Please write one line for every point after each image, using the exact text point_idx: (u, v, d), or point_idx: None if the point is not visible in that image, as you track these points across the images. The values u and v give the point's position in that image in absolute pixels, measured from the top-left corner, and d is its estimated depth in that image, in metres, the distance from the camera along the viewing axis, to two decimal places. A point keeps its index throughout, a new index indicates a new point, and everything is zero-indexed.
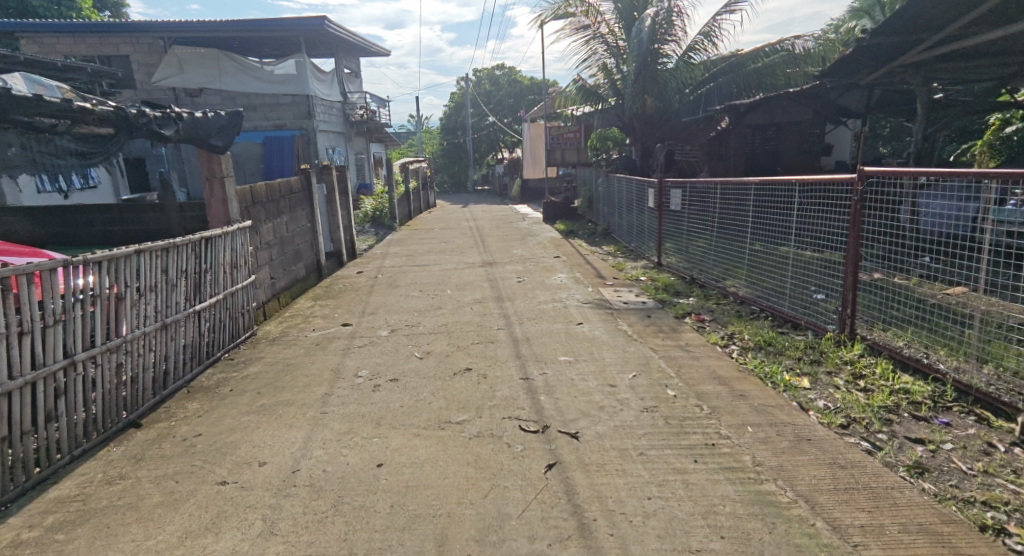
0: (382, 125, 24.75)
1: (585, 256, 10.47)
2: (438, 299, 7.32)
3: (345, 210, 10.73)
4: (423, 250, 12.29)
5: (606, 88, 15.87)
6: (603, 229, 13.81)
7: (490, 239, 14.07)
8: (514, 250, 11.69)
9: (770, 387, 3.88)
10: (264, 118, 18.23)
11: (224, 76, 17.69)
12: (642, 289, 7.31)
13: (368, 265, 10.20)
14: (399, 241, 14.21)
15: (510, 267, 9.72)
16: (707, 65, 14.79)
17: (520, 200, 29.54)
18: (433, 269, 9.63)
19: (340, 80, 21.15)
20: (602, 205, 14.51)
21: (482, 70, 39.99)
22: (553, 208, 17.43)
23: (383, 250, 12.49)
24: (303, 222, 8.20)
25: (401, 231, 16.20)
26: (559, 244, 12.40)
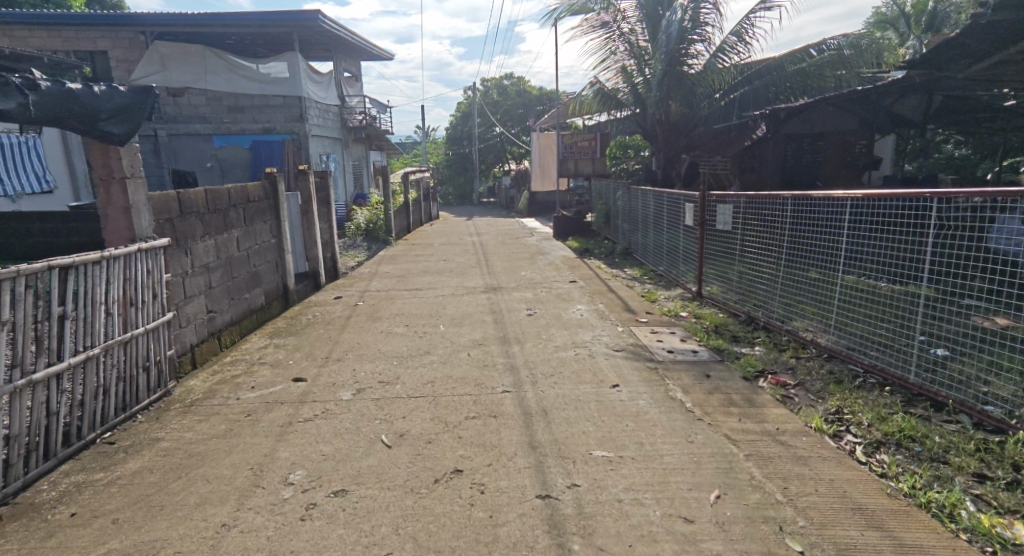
0: (383, 132, 23.33)
1: (606, 281, 8.91)
2: (427, 340, 5.78)
3: (326, 224, 9.16)
4: (419, 269, 10.77)
5: (626, 94, 14.34)
6: (622, 249, 12.27)
7: (496, 257, 12.61)
8: (523, 272, 10.16)
9: (971, 546, 2.34)
10: (252, 121, 16.39)
11: (209, 75, 15.91)
12: (687, 331, 5.71)
13: (350, 288, 8.66)
14: (395, 257, 12.72)
15: (519, 293, 8.19)
16: (741, 68, 13.28)
17: (527, 213, 28.06)
18: (427, 295, 8.11)
19: (337, 83, 19.69)
20: (621, 223, 12.95)
21: (490, 79, 38.64)
22: (564, 224, 15.98)
23: (374, 268, 10.97)
24: (265, 237, 6.65)
25: (398, 246, 14.72)
26: (574, 266, 10.86)
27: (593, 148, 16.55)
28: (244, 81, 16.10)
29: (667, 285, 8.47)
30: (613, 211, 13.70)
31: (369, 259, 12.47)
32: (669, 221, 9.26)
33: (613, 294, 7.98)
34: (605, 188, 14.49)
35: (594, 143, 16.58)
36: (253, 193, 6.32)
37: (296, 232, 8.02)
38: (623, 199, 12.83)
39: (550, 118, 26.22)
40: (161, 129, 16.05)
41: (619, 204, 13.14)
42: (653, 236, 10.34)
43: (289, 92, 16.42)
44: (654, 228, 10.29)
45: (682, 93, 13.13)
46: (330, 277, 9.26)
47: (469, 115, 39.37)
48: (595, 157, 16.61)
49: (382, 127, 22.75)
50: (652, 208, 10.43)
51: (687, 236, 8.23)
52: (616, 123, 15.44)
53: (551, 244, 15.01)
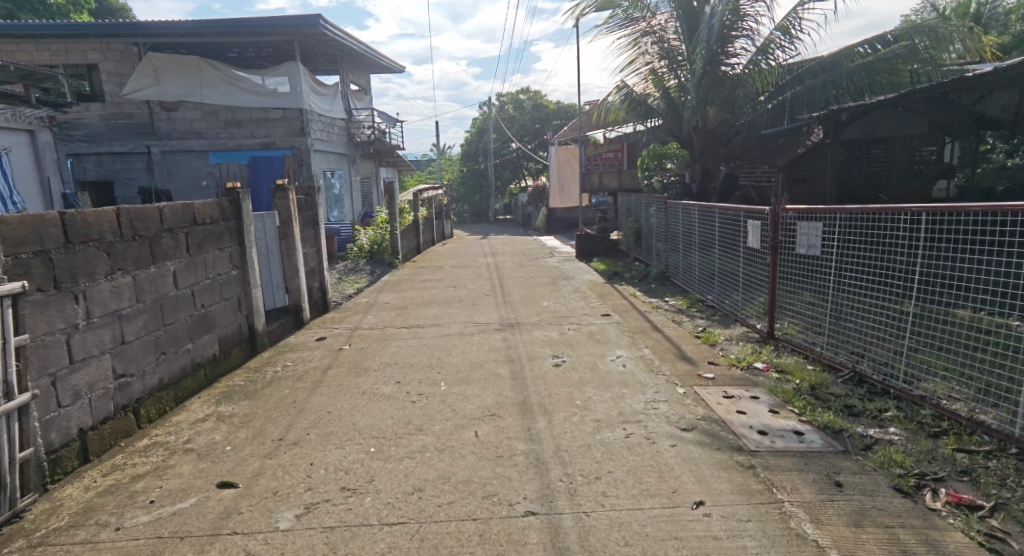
0: (394, 147, 22.15)
1: (646, 317, 7.41)
2: (423, 409, 4.32)
3: (313, 249, 7.77)
4: (426, 299, 9.35)
5: (658, 99, 13.11)
6: (658, 273, 10.76)
7: (516, 282, 11.18)
8: (546, 302, 8.70)
9: None
10: (250, 135, 15.16)
11: (205, 88, 14.50)
12: (780, 401, 4.14)
13: (340, 325, 7.29)
14: (401, 283, 11.35)
15: (541, 332, 6.76)
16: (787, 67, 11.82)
17: (545, 231, 26.67)
18: (430, 335, 6.71)
19: (343, 95, 18.49)
20: (656, 242, 11.44)
21: (507, 93, 37.48)
22: (588, 243, 14.71)
23: (374, 298, 9.58)
24: (221, 269, 5.22)
25: (406, 270, 13.37)
26: (604, 293, 9.38)
27: (620, 160, 15.20)
28: (243, 93, 14.71)
29: (724, 323, 6.91)
30: (645, 229, 12.19)
31: (373, 286, 11.10)
32: (721, 241, 7.76)
33: (660, 335, 6.46)
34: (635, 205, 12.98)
35: (621, 155, 15.16)
36: (202, 214, 4.94)
37: (268, 261, 6.58)
38: (657, 216, 11.34)
39: (569, 131, 24.86)
40: (155, 146, 14.85)
41: (652, 221, 11.64)
42: (698, 259, 8.81)
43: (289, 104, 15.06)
44: (699, 250, 8.76)
45: (723, 97, 11.88)
46: (318, 312, 7.85)
47: (485, 131, 38.24)
48: (623, 170, 15.21)
49: (392, 142, 21.57)
50: (696, 226, 8.90)
51: (751, 260, 6.74)
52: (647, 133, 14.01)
53: (574, 266, 13.55)
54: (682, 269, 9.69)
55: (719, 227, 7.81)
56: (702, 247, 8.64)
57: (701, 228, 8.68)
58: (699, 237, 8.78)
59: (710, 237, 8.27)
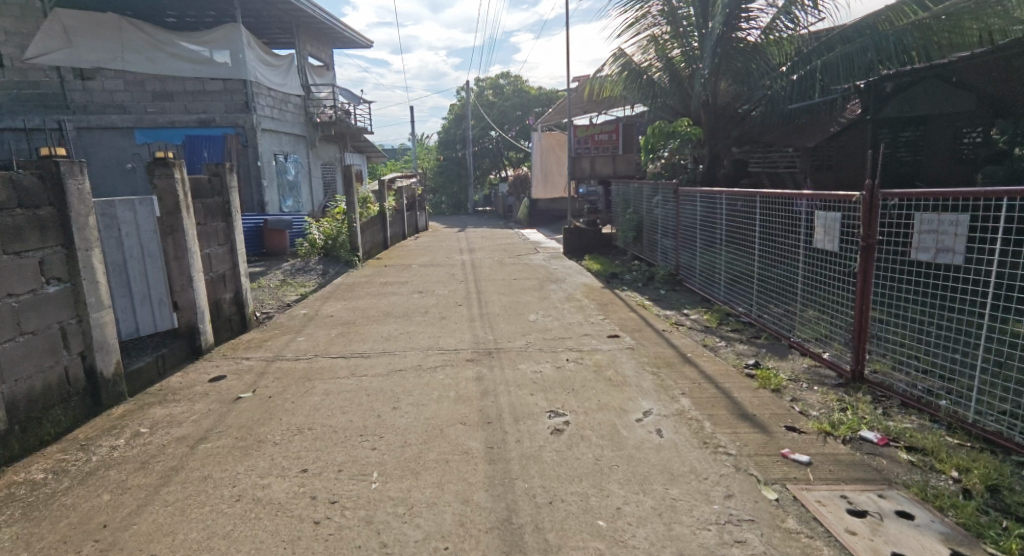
0: (359, 131, 20.18)
1: (668, 340, 5.58)
2: (328, 553, 2.43)
3: (220, 247, 5.78)
4: (382, 310, 7.42)
5: (668, 73, 11.23)
6: (667, 276, 8.92)
7: (496, 285, 9.31)
8: (533, 317, 6.83)
9: None
10: (185, 110, 13.23)
11: (128, 52, 12.53)
12: (958, 529, 2.47)
13: (257, 353, 5.38)
14: (358, 288, 9.39)
15: (528, 365, 4.92)
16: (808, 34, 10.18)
17: (526, 224, 24.86)
18: (375, 370, 4.83)
19: (300, 69, 16.62)
20: (664, 239, 9.57)
21: (486, 77, 35.40)
22: (577, 237, 13.07)
23: (316, 309, 7.62)
24: (27, 287, 3.31)
25: (367, 270, 11.44)
26: (605, 302, 7.56)
27: (615, 143, 13.12)
28: (175, 60, 12.80)
29: (780, 354, 5.06)
30: (648, 223, 10.30)
31: (322, 291, 9.13)
32: (768, 239, 5.88)
33: (697, 374, 4.62)
34: (635, 194, 11.11)
35: (616, 136, 13.05)
36: None
37: (140, 266, 4.67)
38: (666, 207, 9.44)
39: (552, 116, 23.00)
40: (68, 121, 12.66)
41: (659, 214, 9.73)
42: (727, 260, 6.95)
43: (231, 74, 13.21)
44: (729, 249, 6.90)
45: (735, 69, 10.36)
46: (228, 335, 5.85)
47: (463, 117, 36.15)
48: (617, 156, 13.14)
49: (356, 124, 19.55)
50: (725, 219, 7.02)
51: (817, 265, 4.94)
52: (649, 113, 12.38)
53: (563, 265, 11.72)
54: (703, 271, 7.82)
55: (767, 221, 5.93)
56: (735, 246, 6.77)
57: (733, 221, 6.81)
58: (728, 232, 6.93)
59: (748, 232, 6.41)
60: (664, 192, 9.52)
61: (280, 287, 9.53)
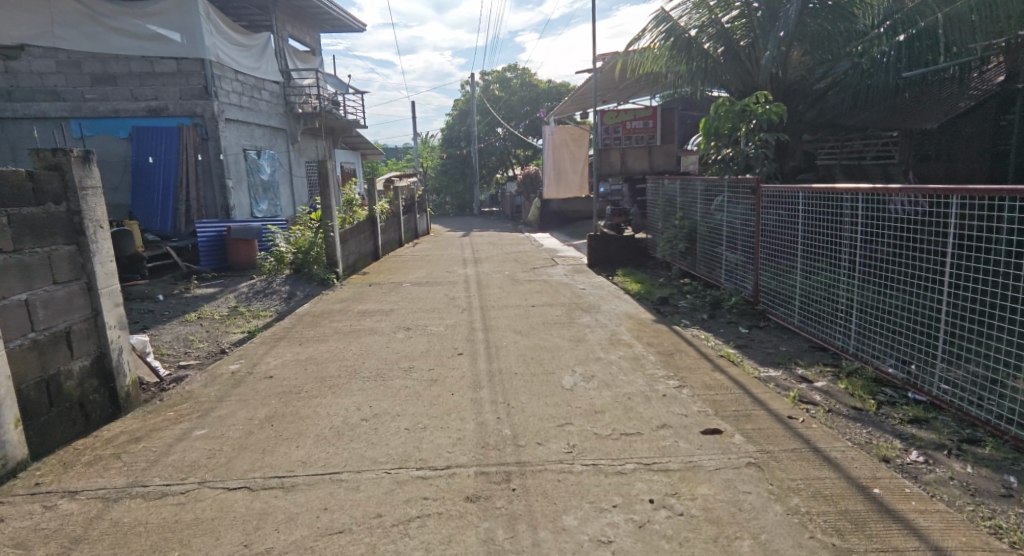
0: (351, 124, 18.04)
1: (810, 443, 3.27)
2: None
3: (58, 288, 3.53)
4: (348, 366, 5.17)
5: (724, 45, 8.97)
6: (742, 306, 6.59)
7: (510, 316, 7.06)
8: (570, 385, 4.57)
9: None
10: (131, 97, 11.03)
11: (57, 27, 10.40)
12: None
13: (105, 475, 3.12)
14: (329, 321, 7.16)
15: (579, 520, 2.66)
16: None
17: (537, 228, 22.59)
18: (293, 535, 2.58)
19: (278, 52, 14.62)
20: (733, 253, 7.25)
21: (493, 70, 33.22)
22: (604, 245, 11.14)
23: (256, 361, 5.38)
24: None
25: (347, 291, 9.22)
26: (668, 354, 5.27)
27: (652, 132, 10.89)
28: (117, 36, 10.77)
29: None
30: (710, 230, 7.98)
31: (280, 326, 6.91)
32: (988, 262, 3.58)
33: None
34: (687, 193, 8.79)
35: (655, 122, 10.79)
36: None
37: None
38: (739, 211, 7.10)
39: (566, 107, 20.70)
40: None
41: (726, 219, 7.40)
42: (858, 292, 4.64)
43: (186, 52, 11.13)
44: (865, 276, 4.59)
45: (814, 34, 8.05)
46: (68, 435, 3.53)
47: (468, 112, 33.83)
48: (655, 147, 10.95)
49: (345, 116, 17.39)
50: (858, 228, 4.70)
51: None
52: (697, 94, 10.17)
53: (590, 283, 9.46)
54: (801, 301, 5.50)
55: (972, 231, 3.65)
56: (888, 270, 4.47)
57: (879, 233, 4.50)
58: (869, 249, 4.63)
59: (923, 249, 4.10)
60: (734, 189, 7.17)
61: (226, 321, 7.30)
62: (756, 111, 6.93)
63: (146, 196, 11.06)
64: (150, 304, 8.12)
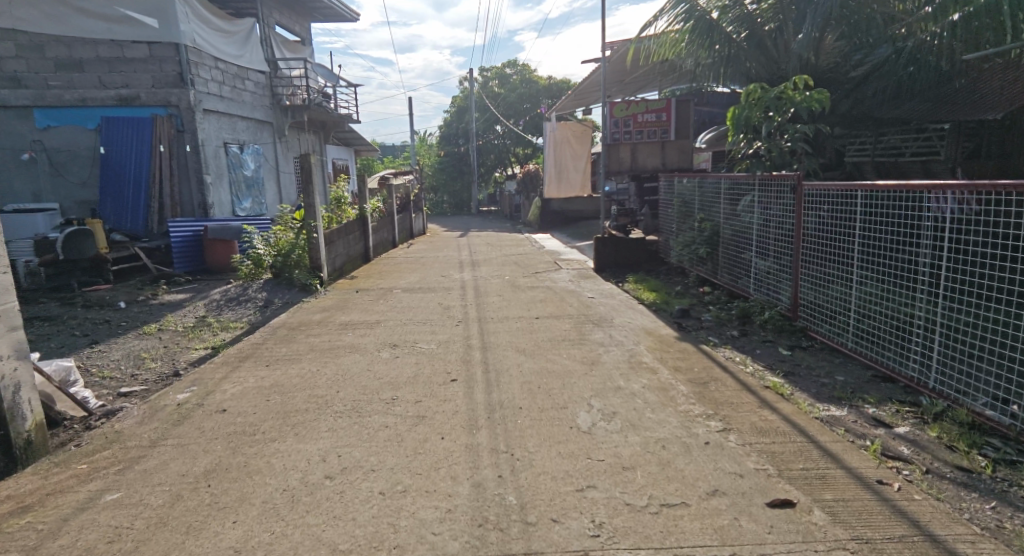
0: (343, 119, 17.19)
1: (921, 530, 2.46)
2: None
3: None
4: (320, 396, 4.31)
5: (747, 29, 8.17)
6: (779, 322, 5.74)
7: (512, 332, 6.20)
8: (588, 428, 3.72)
9: None
10: (99, 84, 10.14)
11: (17, 7, 9.54)
12: None
13: None
14: (305, 335, 6.28)
15: None
16: None
17: (538, 228, 21.75)
18: None
19: (264, 40, 13.77)
20: (765, 260, 6.42)
21: (492, 66, 32.34)
22: (612, 248, 10.31)
23: (210, 388, 4.50)
24: None
25: (332, 299, 8.37)
26: (701, 383, 4.44)
27: (664, 125, 10.07)
28: (84, 18, 9.89)
29: None
30: (735, 234, 7.14)
31: (248, 341, 6.02)
32: None
33: None
34: (707, 192, 7.95)
35: (668, 114, 9.97)
36: None
37: None
38: (773, 212, 6.26)
39: (568, 103, 19.87)
40: None
41: (756, 222, 6.57)
42: (951, 314, 3.79)
43: (159, 37, 10.26)
44: (964, 294, 3.73)
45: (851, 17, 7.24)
46: None
47: (467, 109, 32.95)
48: (667, 142, 10.12)
49: (336, 110, 16.53)
50: (956, 236, 3.82)
51: None
52: (715, 85, 9.35)
53: (598, 291, 8.63)
54: (857, 319, 4.69)
55: None
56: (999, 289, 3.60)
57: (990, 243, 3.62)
58: (970, 261, 3.77)
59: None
60: (766, 188, 6.33)
61: (189, 334, 6.41)
62: (795, 100, 6.12)
63: (117, 194, 10.20)
64: (108, 313, 7.25)
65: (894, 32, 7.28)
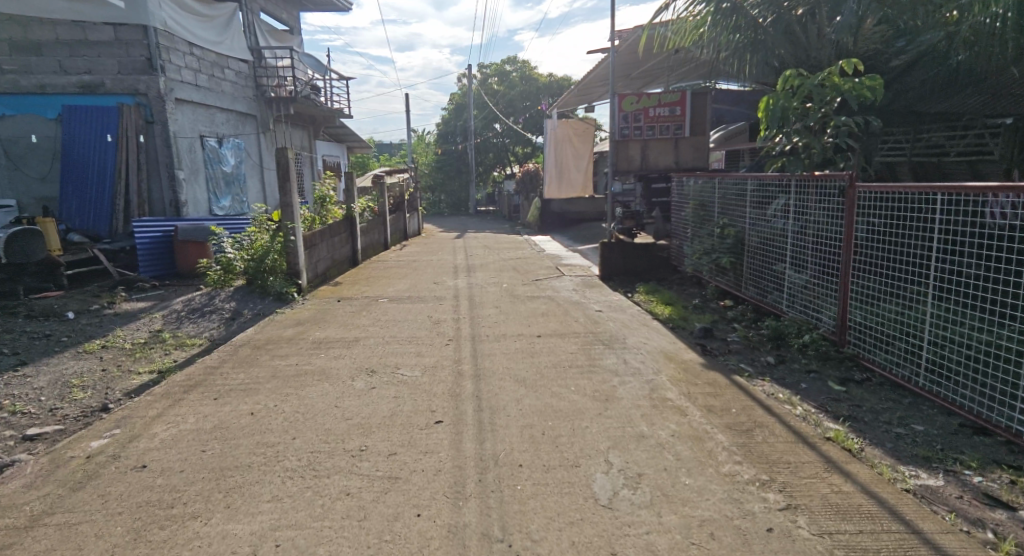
0: (334, 113, 16.34)
1: None
2: None
3: None
4: (270, 446, 3.45)
5: (774, 12, 7.30)
6: (822, 347, 4.92)
7: (511, 356, 5.35)
8: (608, 500, 2.89)
9: None
10: (59, 69, 9.31)
11: None
12: None
13: None
14: (270, 357, 5.40)
15: None
16: None
17: (537, 230, 20.94)
18: None
19: (247, 27, 12.93)
20: (801, 273, 5.60)
21: (492, 63, 31.51)
22: (619, 253, 9.48)
23: (136, 432, 3.64)
24: None
25: (310, 310, 7.51)
26: (745, 433, 3.59)
27: (679, 120, 9.26)
28: None
29: None
30: (763, 241, 6.29)
31: (201, 364, 5.14)
32: None
33: None
34: (729, 193, 7.10)
35: (683, 109, 9.18)
36: None
37: None
38: (813, 216, 5.43)
39: (571, 99, 19.06)
40: None
41: (791, 228, 5.73)
42: None
43: (128, 18, 9.39)
44: None
45: None
46: None
47: (465, 106, 32.12)
48: (682, 139, 9.35)
49: (327, 103, 15.68)
50: None
51: None
52: (736, 76, 8.52)
53: (606, 303, 7.80)
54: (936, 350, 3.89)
55: None
56: None
57: None
58: None
59: None
60: (805, 188, 5.49)
61: (137, 353, 5.53)
62: (841, 88, 5.25)
63: (79, 190, 9.36)
64: (51, 325, 6.38)
65: (945, 15, 6.59)
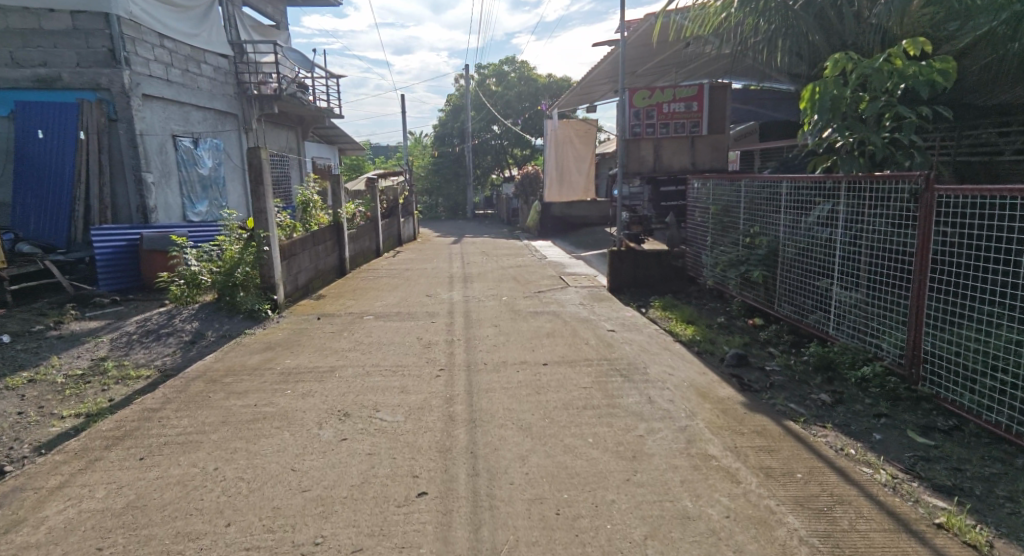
0: (323, 113, 15.50)
1: None
2: None
3: None
4: (193, 539, 2.59)
5: None
6: (888, 383, 4.08)
7: (512, 393, 4.50)
8: None
9: None
10: (14, 63, 8.63)
11: None
12: None
13: None
14: (225, 394, 4.55)
15: None
16: None
17: (537, 234, 20.08)
18: None
19: (227, 19, 12.06)
20: (852, 291, 4.76)
21: (490, 63, 30.69)
22: (630, 264, 8.64)
23: (18, 517, 2.79)
24: None
25: (284, 331, 6.66)
26: (823, 515, 2.72)
27: (696, 117, 8.46)
28: None
29: None
30: (802, 252, 5.44)
31: (139, 406, 4.29)
32: None
33: None
34: (760, 197, 6.22)
35: (700, 107, 8.41)
36: None
37: None
38: (870, 223, 4.59)
39: (573, 98, 18.24)
40: None
41: (839, 238, 4.90)
42: None
43: (87, 6, 8.62)
44: None
45: None
46: None
47: (462, 107, 31.29)
48: (698, 138, 8.54)
49: (315, 102, 14.84)
50: None
51: None
52: (765, 63, 7.66)
53: (617, 321, 6.94)
54: None
55: None
56: None
57: None
58: None
59: None
60: (860, 190, 4.64)
61: (67, 390, 4.68)
62: (904, 72, 4.37)
63: (35, 194, 8.58)
64: None
65: None
